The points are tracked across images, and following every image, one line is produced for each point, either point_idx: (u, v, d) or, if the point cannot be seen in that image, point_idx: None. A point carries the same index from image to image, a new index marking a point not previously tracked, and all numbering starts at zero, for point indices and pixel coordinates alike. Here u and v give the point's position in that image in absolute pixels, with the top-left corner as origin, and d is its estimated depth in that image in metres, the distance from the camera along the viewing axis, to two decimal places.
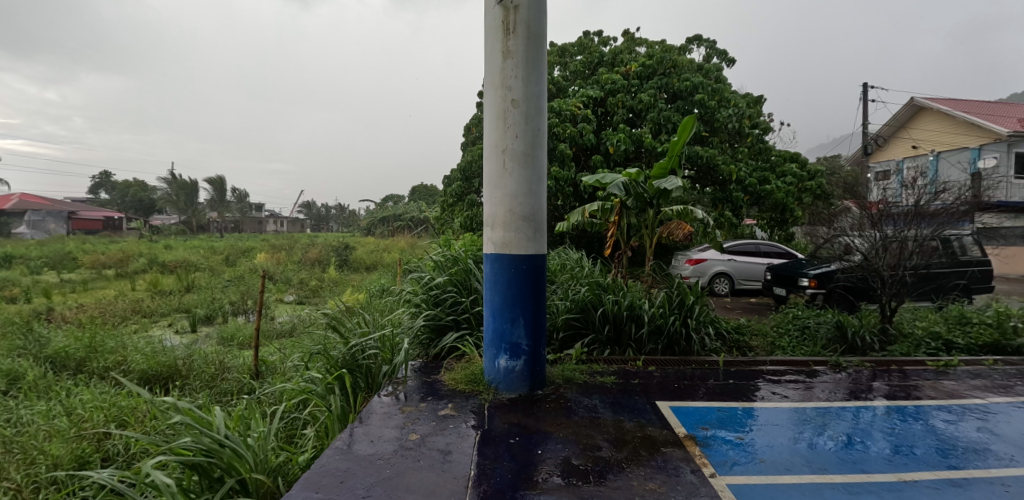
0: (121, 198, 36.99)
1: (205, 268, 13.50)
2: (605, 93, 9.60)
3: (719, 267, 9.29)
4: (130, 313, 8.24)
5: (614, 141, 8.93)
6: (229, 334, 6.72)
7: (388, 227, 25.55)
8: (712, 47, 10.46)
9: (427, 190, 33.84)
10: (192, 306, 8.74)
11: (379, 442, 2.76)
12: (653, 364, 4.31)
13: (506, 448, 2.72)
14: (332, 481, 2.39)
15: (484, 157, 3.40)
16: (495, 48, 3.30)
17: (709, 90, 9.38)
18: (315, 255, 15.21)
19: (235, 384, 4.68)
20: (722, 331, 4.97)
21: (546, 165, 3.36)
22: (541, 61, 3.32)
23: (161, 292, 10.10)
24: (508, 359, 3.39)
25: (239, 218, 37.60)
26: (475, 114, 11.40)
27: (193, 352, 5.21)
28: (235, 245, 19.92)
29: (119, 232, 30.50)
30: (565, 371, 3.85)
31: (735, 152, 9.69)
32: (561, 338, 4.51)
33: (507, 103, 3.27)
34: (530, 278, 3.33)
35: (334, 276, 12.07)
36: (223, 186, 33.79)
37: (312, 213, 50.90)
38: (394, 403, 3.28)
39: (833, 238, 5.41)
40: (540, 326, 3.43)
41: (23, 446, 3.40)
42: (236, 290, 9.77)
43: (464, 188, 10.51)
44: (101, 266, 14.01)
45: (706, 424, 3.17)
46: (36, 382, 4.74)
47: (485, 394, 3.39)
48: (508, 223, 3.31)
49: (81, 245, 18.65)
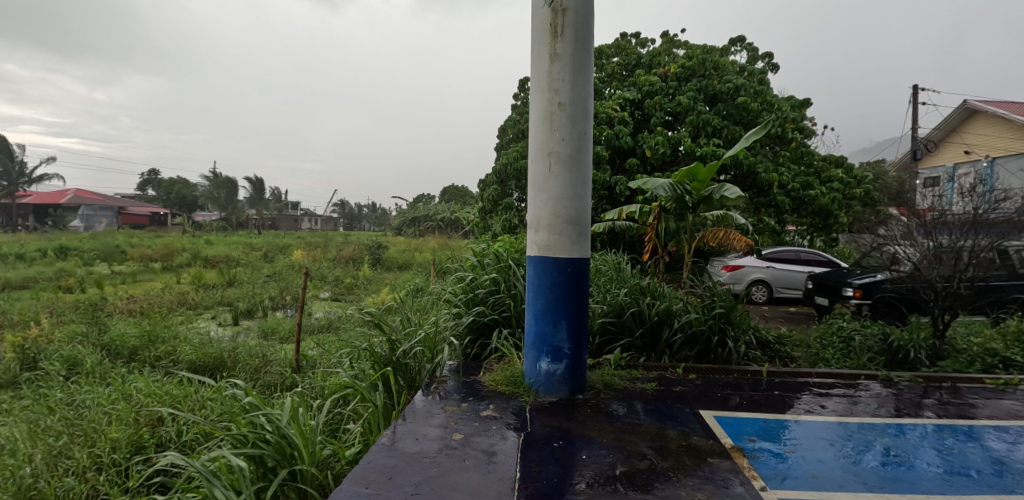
0: (166, 195, 38.61)
1: (245, 263, 14.00)
2: (642, 95, 9.52)
3: (756, 275, 9.09)
4: (176, 305, 8.61)
5: (651, 143, 8.81)
6: (271, 328, 6.95)
7: (419, 227, 25.96)
8: (754, 50, 10.27)
9: (459, 191, 34.20)
10: (234, 299, 9.04)
11: (424, 440, 2.79)
12: (693, 372, 4.23)
13: (550, 452, 2.72)
14: (380, 478, 2.42)
15: (529, 159, 3.41)
16: (543, 51, 3.30)
17: (752, 92, 9.18)
18: (349, 253, 15.56)
19: (278, 377, 4.81)
20: (763, 340, 4.85)
21: (591, 169, 3.33)
22: (588, 65, 3.31)
23: (204, 286, 10.48)
24: (550, 362, 3.37)
25: (275, 216, 38.84)
26: (510, 116, 11.49)
27: (238, 345, 5.42)
28: (272, 242, 20.48)
29: (164, 226, 31.85)
30: (604, 375, 3.83)
31: (777, 156, 9.42)
32: (597, 343, 4.48)
33: (553, 106, 3.27)
34: (574, 281, 3.31)
35: (369, 274, 12.35)
36: (262, 184, 34.92)
37: (344, 212, 52.18)
38: (436, 402, 3.32)
39: (879, 246, 5.23)
40: (583, 330, 3.40)
41: (85, 428, 3.56)
42: (275, 285, 10.01)
43: (499, 191, 10.55)
44: (148, 259, 14.66)
45: (751, 436, 3.09)
46: (95, 368, 5.00)
47: (526, 396, 3.39)
48: (552, 226, 3.29)
49: (127, 239, 19.33)
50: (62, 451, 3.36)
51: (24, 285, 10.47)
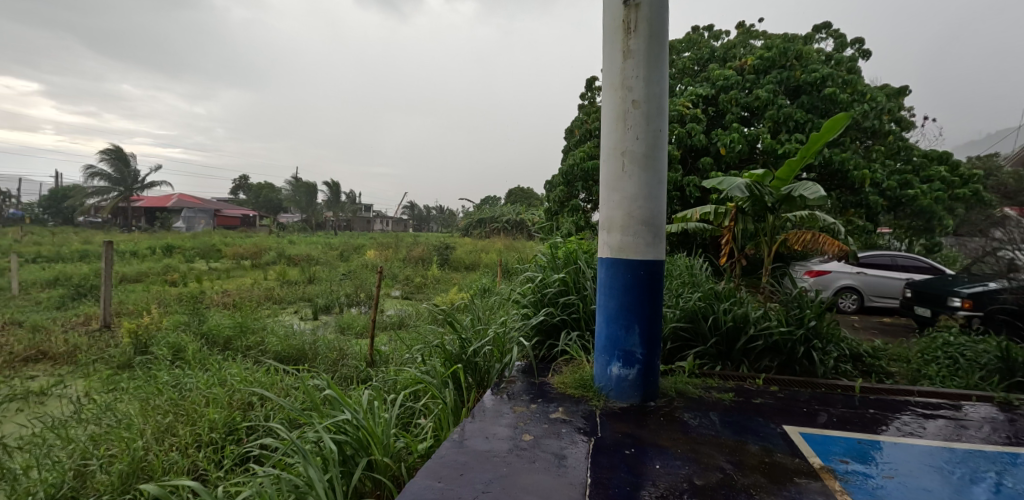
0: (255, 198, 41.74)
1: (324, 262, 14.84)
2: (716, 90, 9.11)
3: (844, 281, 8.41)
4: (264, 300, 9.27)
5: (726, 141, 8.41)
6: (347, 324, 7.30)
7: (486, 228, 26.34)
8: (842, 37, 9.53)
9: (524, 193, 34.40)
10: (314, 295, 9.60)
11: (494, 439, 2.81)
12: (774, 384, 3.97)
13: (621, 459, 2.65)
14: (452, 473, 2.47)
15: (601, 159, 3.35)
16: (615, 49, 3.23)
17: (840, 83, 8.51)
18: (419, 253, 16.07)
19: (354, 370, 5.04)
20: (854, 353, 4.47)
21: (667, 167, 3.22)
22: (663, 60, 3.20)
23: (288, 283, 11.23)
24: (622, 367, 3.29)
25: (351, 217, 40.89)
26: (577, 116, 11.40)
27: (318, 339, 5.74)
28: (348, 242, 21.56)
29: (253, 227, 34.43)
30: (677, 383, 3.69)
31: (869, 151, 8.68)
32: (668, 349, 4.32)
33: (627, 104, 3.19)
34: (647, 284, 3.20)
35: (438, 274, 12.69)
36: (338, 187, 36.90)
37: (414, 214, 54.04)
38: (506, 402, 3.34)
39: (994, 251, 4.66)
40: (656, 334, 3.29)
41: (188, 409, 3.91)
42: (351, 283, 10.53)
43: (566, 193, 10.47)
44: (240, 257, 15.92)
45: (842, 456, 2.85)
46: (195, 354, 5.49)
47: (596, 401, 3.32)
48: (626, 227, 3.21)
49: (222, 239, 21.09)
50: (168, 428, 3.70)
51: (137, 279, 11.68)
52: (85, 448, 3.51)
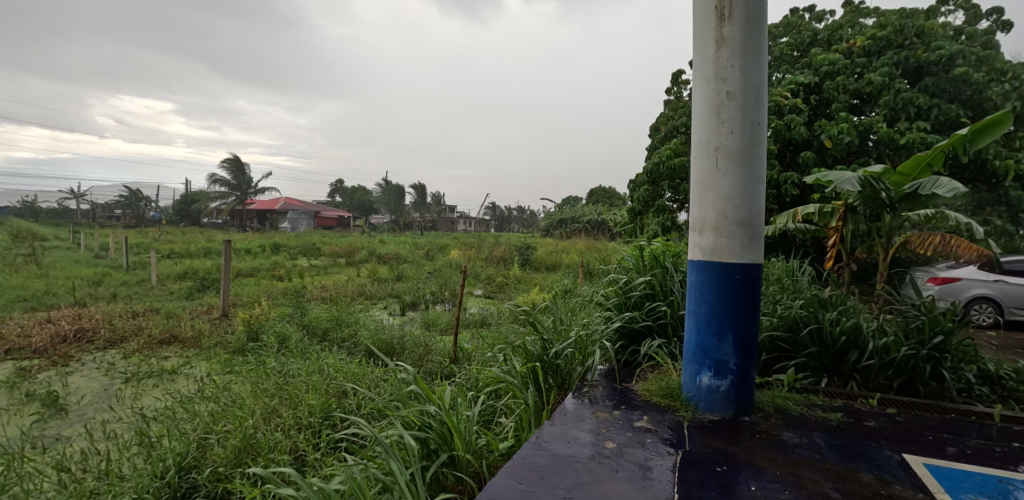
0: (350, 200, 44.64)
1: (411, 260, 15.52)
2: (819, 77, 8.36)
3: (978, 291, 7.37)
4: (357, 295, 9.86)
5: (832, 132, 7.67)
6: (432, 320, 7.57)
7: (566, 229, 26.21)
8: (976, 8, 8.35)
9: (606, 193, 33.80)
10: (402, 292, 10.07)
11: (575, 444, 2.76)
12: (891, 405, 3.55)
13: (711, 476, 2.48)
14: (532, 475, 2.45)
15: (692, 155, 3.17)
16: (707, 37, 3.04)
17: (973, 61, 7.46)
18: (500, 253, 16.32)
19: (438, 365, 5.20)
20: (993, 374, 3.88)
21: (765, 163, 2.99)
22: (761, 47, 2.97)
23: (379, 280, 11.86)
24: (713, 377, 3.10)
25: (436, 218, 42.47)
26: (662, 112, 10.98)
27: (405, 334, 5.99)
28: (433, 242, 22.40)
29: (348, 227, 36.82)
30: (775, 398, 3.41)
31: (1011, 139, 7.53)
32: (764, 360, 4.02)
33: (720, 96, 3.00)
34: (743, 290, 2.99)
35: (519, 273, 12.80)
36: (425, 189, 38.46)
37: (496, 215, 55.05)
38: (588, 406, 3.26)
39: None
40: (752, 344, 3.06)
41: (291, 393, 4.24)
42: (436, 281, 10.92)
43: (651, 192, 10.13)
44: (336, 255, 17.09)
45: (979, 495, 2.47)
46: (297, 343, 5.95)
47: (684, 411, 3.16)
48: (719, 228, 3.01)
49: (321, 238, 22.77)
50: (274, 410, 4.03)
51: (250, 273, 12.94)
52: (206, 423, 3.92)
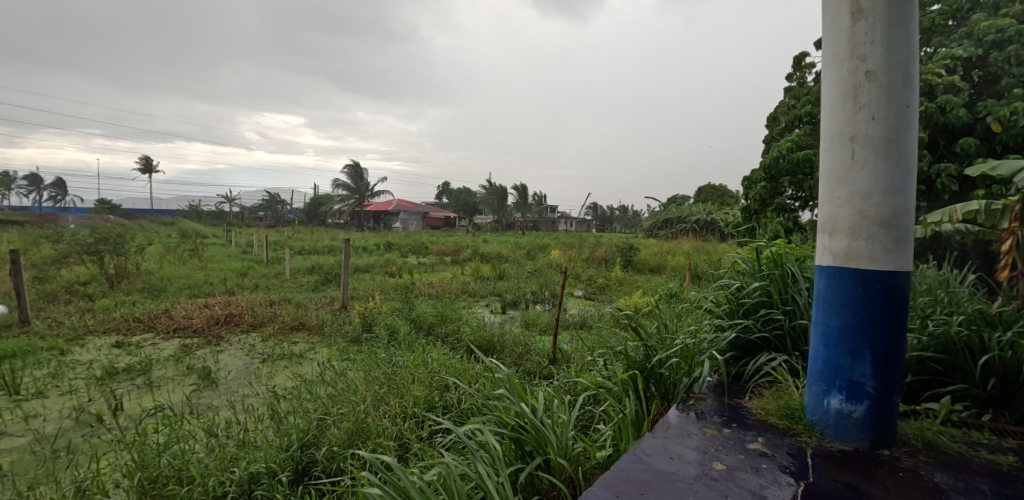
0: (456, 201, 46.59)
1: (513, 260, 15.79)
2: (985, 48, 7.07)
3: None
4: (460, 292, 10.22)
5: (1002, 114, 6.45)
6: (532, 319, 7.60)
7: (672, 229, 25.05)
8: None
9: (717, 191, 31.78)
10: (503, 291, 10.25)
11: (679, 462, 2.56)
12: None
13: None
14: (631, 490, 2.31)
15: (821, 147, 2.81)
16: (840, 11, 2.67)
17: None
18: (602, 253, 16.01)
19: (537, 365, 5.18)
20: None
21: (916, 151, 2.56)
22: (909, 16, 2.55)
23: (482, 278, 12.20)
24: (845, 402, 2.71)
25: (538, 218, 42.83)
26: (783, 101, 10.02)
27: (505, 333, 6.06)
28: (534, 242, 22.62)
29: (454, 227, 38.45)
30: (924, 431, 2.90)
31: None
32: (909, 384, 3.46)
33: (858, 77, 2.61)
34: (885, 302, 2.57)
35: (621, 275, 12.45)
36: (527, 189, 38.97)
37: (598, 214, 54.25)
38: (694, 421, 3.03)
39: None
40: (896, 366, 2.63)
41: (398, 383, 4.47)
42: (536, 281, 10.97)
43: (769, 189, 9.28)
44: (443, 254, 17.90)
45: None
46: (405, 336, 6.28)
47: (808, 437, 2.81)
48: (857, 229, 2.62)
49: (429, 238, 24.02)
50: (383, 398, 4.28)
51: (367, 269, 13.99)
52: (325, 405, 4.26)
